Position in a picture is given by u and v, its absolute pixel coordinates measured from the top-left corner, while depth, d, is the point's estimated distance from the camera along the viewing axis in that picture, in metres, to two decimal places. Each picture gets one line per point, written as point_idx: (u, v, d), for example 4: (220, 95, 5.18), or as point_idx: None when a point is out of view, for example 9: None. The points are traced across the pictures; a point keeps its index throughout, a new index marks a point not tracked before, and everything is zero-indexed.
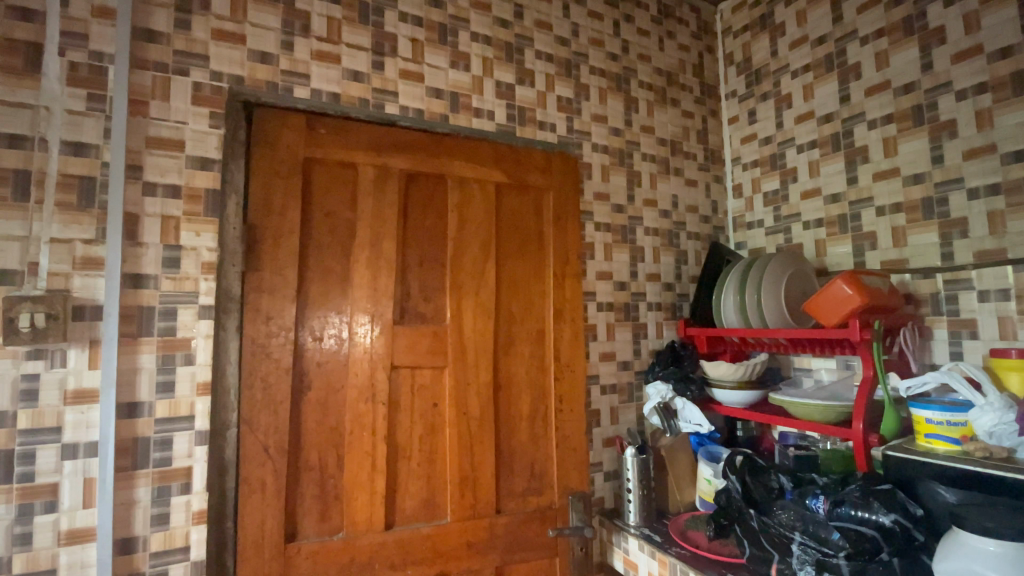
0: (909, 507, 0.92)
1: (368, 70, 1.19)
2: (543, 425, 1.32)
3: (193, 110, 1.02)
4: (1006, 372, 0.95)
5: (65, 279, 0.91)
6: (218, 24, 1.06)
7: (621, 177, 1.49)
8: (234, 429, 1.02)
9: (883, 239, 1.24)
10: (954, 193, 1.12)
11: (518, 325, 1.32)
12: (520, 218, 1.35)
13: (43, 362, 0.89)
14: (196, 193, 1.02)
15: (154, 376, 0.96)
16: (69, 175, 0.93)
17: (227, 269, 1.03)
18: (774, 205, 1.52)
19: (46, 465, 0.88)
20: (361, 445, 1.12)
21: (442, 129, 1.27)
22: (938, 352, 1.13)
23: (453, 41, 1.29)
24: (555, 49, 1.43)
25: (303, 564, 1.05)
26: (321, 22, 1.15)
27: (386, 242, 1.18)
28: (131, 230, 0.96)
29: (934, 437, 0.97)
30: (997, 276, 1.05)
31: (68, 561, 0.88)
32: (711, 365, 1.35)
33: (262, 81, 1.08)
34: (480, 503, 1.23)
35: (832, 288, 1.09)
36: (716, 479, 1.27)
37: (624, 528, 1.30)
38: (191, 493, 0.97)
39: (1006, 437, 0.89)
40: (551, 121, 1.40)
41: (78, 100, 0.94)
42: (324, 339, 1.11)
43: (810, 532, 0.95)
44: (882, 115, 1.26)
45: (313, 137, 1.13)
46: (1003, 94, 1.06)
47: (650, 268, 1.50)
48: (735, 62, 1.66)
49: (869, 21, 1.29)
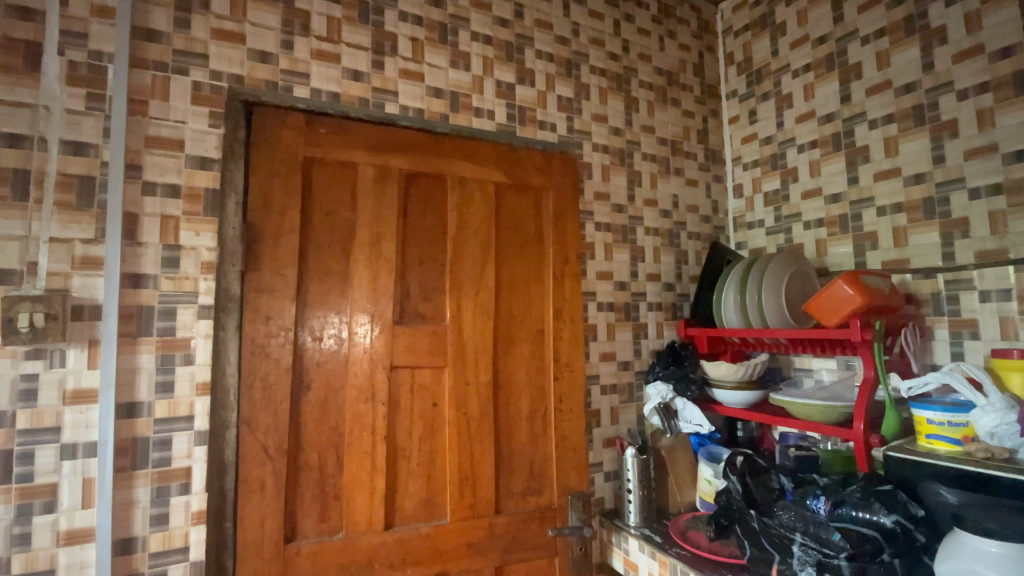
0: (911, 508, 0.92)
1: (368, 70, 1.18)
2: (543, 425, 1.32)
3: (192, 109, 1.02)
4: (1008, 372, 0.95)
5: (64, 279, 0.91)
6: (218, 23, 1.06)
7: (621, 177, 1.48)
8: (233, 429, 1.02)
9: (884, 239, 1.24)
10: (955, 193, 1.12)
11: (518, 325, 1.32)
12: (520, 218, 1.35)
13: (42, 362, 0.89)
14: (195, 192, 1.01)
15: (153, 376, 0.96)
16: (68, 174, 0.92)
17: (226, 268, 1.03)
18: (774, 204, 1.52)
19: (45, 465, 0.88)
20: (360, 445, 1.12)
21: (441, 129, 1.27)
22: (939, 352, 1.13)
23: (453, 40, 1.29)
24: (555, 48, 1.43)
25: (302, 564, 1.05)
26: (321, 21, 1.15)
27: (386, 242, 1.18)
28: (130, 230, 0.96)
29: (936, 437, 0.97)
30: (999, 276, 1.05)
31: (67, 562, 0.88)
32: (711, 365, 1.34)
33: (262, 80, 1.08)
34: (479, 503, 1.22)
35: (833, 288, 1.09)
36: (716, 480, 1.27)
37: (624, 529, 1.29)
38: (190, 494, 0.97)
39: (1008, 437, 0.89)
40: (551, 121, 1.40)
41: (78, 99, 0.94)
42: (324, 339, 1.11)
43: (810, 532, 0.95)
44: (883, 115, 1.25)
45: (313, 137, 1.13)
46: (1004, 93, 1.06)
47: (650, 268, 1.50)
48: (736, 62, 1.66)
49: (870, 21, 1.29)
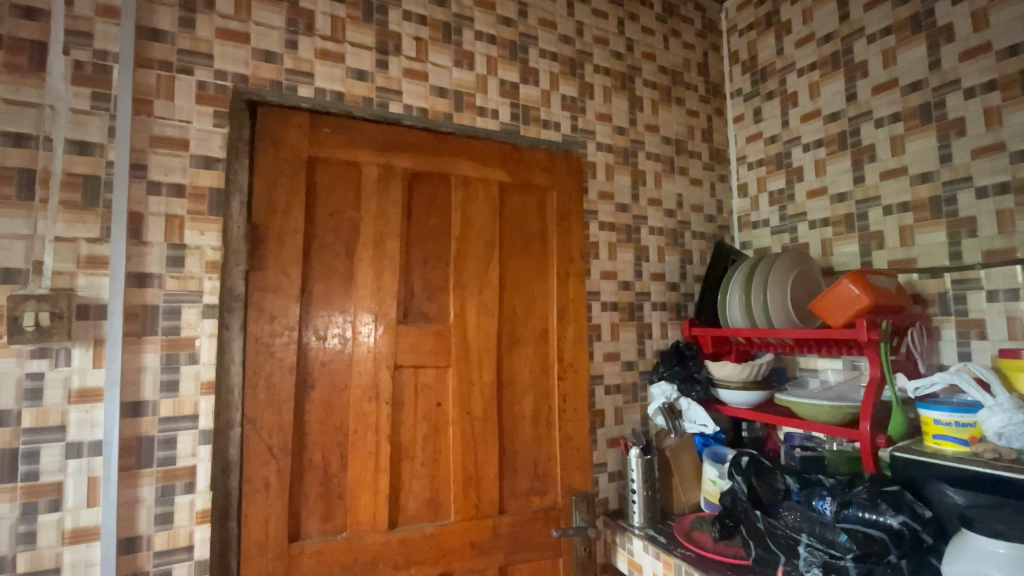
0: (918, 509, 0.91)
1: (371, 69, 1.18)
2: (546, 425, 1.32)
3: (197, 108, 1.02)
4: (1016, 373, 0.94)
5: (69, 278, 0.91)
6: (222, 23, 1.06)
7: (626, 176, 1.48)
8: (238, 428, 1.02)
9: (890, 238, 1.24)
10: (962, 192, 1.11)
11: (522, 325, 1.32)
12: (524, 217, 1.35)
13: (47, 362, 0.89)
14: (200, 192, 1.01)
15: (157, 375, 0.96)
16: (73, 174, 0.93)
17: (231, 268, 1.03)
18: (779, 204, 1.51)
19: (50, 464, 0.88)
20: (364, 444, 1.11)
21: (445, 128, 1.26)
22: (946, 352, 1.12)
23: (457, 39, 1.29)
24: (559, 48, 1.42)
25: (306, 564, 1.05)
26: (325, 20, 1.15)
27: (390, 241, 1.18)
28: (135, 229, 0.96)
29: (943, 438, 0.96)
30: (1006, 275, 1.04)
31: (72, 560, 0.88)
32: (716, 365, 1.34)
33: (266, 79, 1.08)
34: (483, 503, 1.22)
35: (839, 288, 1.08)
36: (721, 480, 1.26)
37: (629, 529, 1.29)
38: (195, 493, 0.97)
39: (1016, 438, 0.88)
40: (554, 120, 1.39)
41: (84, 99, 0.94)
42: (328, 339, 1.11)
43: (816, 533, 0.95)
44: (890, 113, 1.25)
45: (316, 136, 1.13)
46: (1012, 91, 1.05)
47: (655, 268, 1.49)
48: (740, 61, 1.65)
49: (876, 19, 1.28)
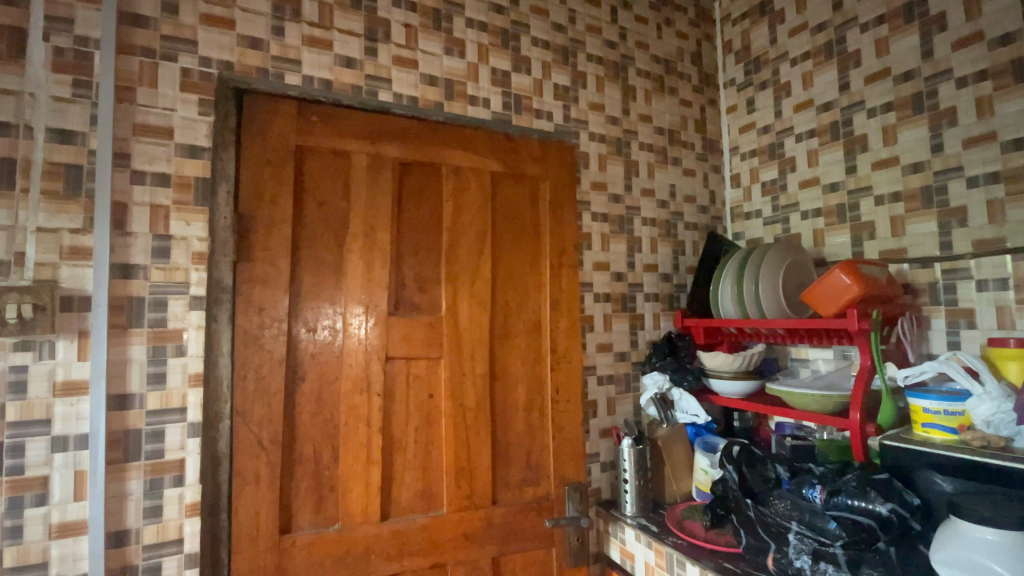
0: (906, 496, 0.92)
1: (360, 56, 1.16)
2: (539, 416, 1.31)
3: (182, 96, 1.00)
4: (1005, 361, 0.95)
5: (52, 269, 0.89)
6: (207, 8, 1.03)
7: (619, 166, 1.47)
8: (227, 421, 1.01)
9: (881, 228, 1.24)
10: (953, 181, 1.11)
11: (514, 316, 1.31)
12: (516, 207, 1.34)
13: (31, 354, 0.87)
14: (185, 181, 1.00)
15: (144, 367, 0.95)
16: (54, 162, 0.91)
17: (218, 260, 1.01)
18: (772, 194, 1.51)
19: (36, 457, 0.87)
20: (355, 436, 1.11)
21: (436, 117, 1.25)
22: (935, 342, 1.13)
23: (448, 26, 1.27)
24: (551, 36, 1.40)
25: (298, 557, 1.05)
26: (312, 7, 1.12)
27: (380, 232, 1.16)
28: (119, 220, 0.94)
29: (931, 426, 0.97)
30: (995, 265, 1.04)
31: (60, 554, 0.87)
32: (708, 356, 1.34)
33: (252, 67, 1.06)
34: (476, 494, 1.22)
35: (830, 278, 1.08)
36: (712, 470, 1.29)
37: (622, 519, 1.30)
38: (184, 485, 0.96)
39: (1004, 425, 0.89)
40: (547, 109, 1.38)
41: (64, 86, 0.92)
42: (318, 331, 1.10)
43: (806, 521, 0.95)
44: (882, 103, 1.24)
45: (305, 125, 1.11)
46: (1003, 81, 1.05)
47: (648, 258, 1.49)
48: (734, 50, 1.64)
49: (870, 7, 1.27)
